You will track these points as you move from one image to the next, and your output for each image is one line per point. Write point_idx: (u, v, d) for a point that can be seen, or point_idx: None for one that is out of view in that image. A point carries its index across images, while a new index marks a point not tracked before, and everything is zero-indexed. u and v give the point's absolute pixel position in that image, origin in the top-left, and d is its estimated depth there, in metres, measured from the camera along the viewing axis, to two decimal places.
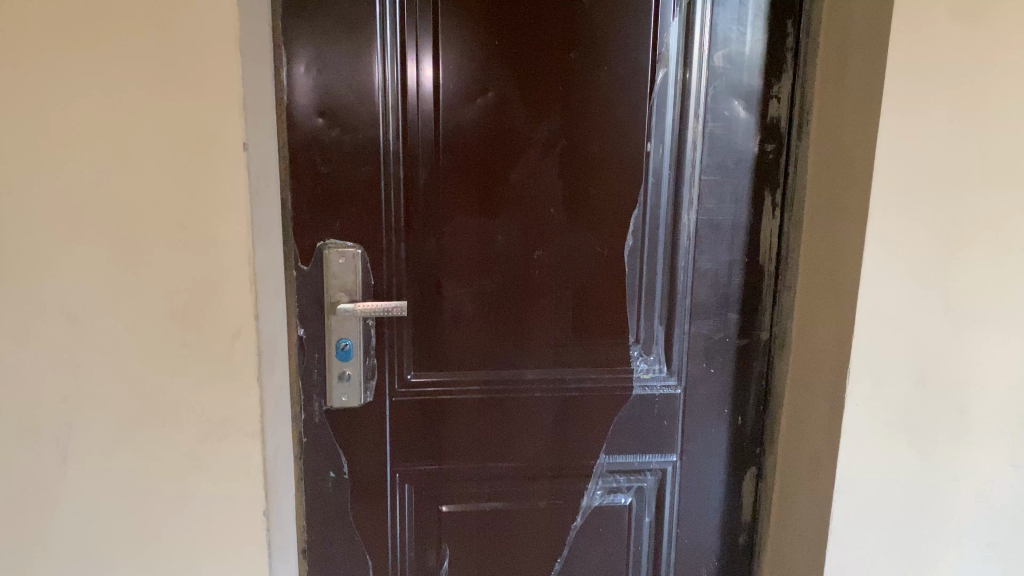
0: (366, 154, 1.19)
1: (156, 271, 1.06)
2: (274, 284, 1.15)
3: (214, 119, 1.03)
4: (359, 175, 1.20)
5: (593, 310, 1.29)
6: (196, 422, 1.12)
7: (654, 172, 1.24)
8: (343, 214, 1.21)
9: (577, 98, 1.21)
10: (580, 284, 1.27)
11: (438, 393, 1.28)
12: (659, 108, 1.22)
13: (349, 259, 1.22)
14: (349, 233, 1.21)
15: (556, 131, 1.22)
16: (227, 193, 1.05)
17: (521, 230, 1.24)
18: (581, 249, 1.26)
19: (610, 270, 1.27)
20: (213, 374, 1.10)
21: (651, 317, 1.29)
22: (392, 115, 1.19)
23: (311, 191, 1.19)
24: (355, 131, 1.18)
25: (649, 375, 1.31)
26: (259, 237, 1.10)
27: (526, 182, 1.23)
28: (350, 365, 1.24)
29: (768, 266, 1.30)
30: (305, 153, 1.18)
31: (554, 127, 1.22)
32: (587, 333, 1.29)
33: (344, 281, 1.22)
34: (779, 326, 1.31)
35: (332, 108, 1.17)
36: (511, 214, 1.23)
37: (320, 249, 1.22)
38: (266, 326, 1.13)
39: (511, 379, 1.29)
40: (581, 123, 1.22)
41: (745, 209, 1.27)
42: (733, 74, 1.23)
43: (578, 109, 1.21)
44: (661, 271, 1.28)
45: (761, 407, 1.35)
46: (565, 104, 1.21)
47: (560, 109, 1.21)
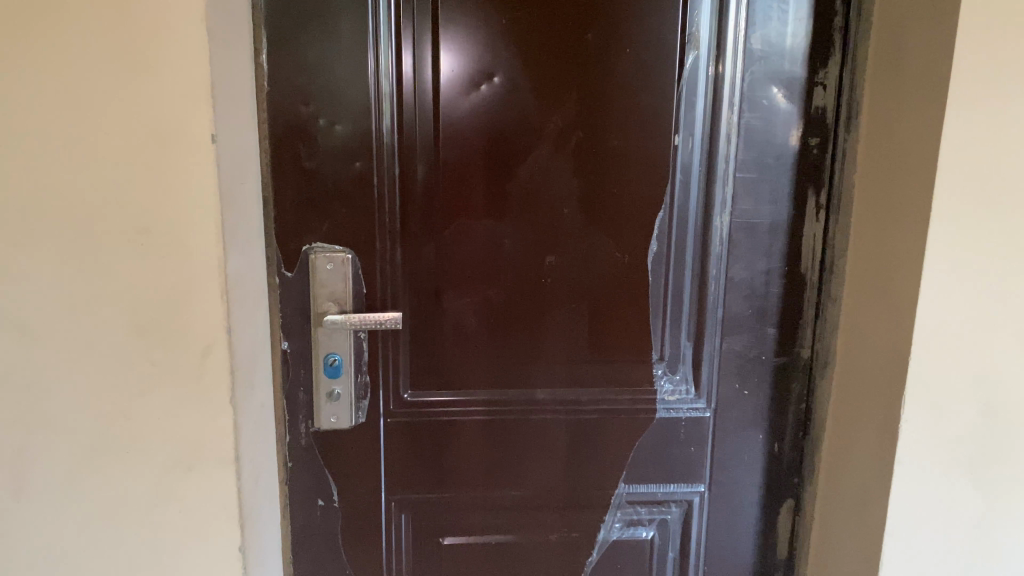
0: (356, 148, 1.06)
1: (116, 280, 0.94)
2: (252, 293, 1.03)
3: (177, 107, 0.90)
4: (350, 172, 1.07)
5: (611, 323, 1.15)
6: (162, 449, 0.99)
7: (682, 170, 1.10)
8: (332, 215, 1.08)
9: (596, 86, 1.07)
10: (598, 295, 1.14)
11: (438, 415, 1.15)
12: (688, 98, 1.08)
13: (338, 265, 1.09)
14: (338, 236, 1.09)
15: (571, 122, 1.08)
16: (194, 192, 0.92)
17: (532, 233, 1.11)
18: (598, 255, 1.12)
19: (631, 279, 1.13)
20: (182, 396, 0.98)
21: (677, 333, 1.15)
22: (387, 105, 1.06)
23: (296, 189, 1.07)
24: (345, 122, 1.05)
25: (675, 396, 1.17)
26: (233, 241, 0.97)
27: (537, 181, 1.09)
28: (339, 382, 1.12)
29: (811, 275, 1.15)
30: (289, 147, 1.06)
31: (569, 118, 1.08)
32: (604, 350, 1.16)
33: (333, 289, 1.10)
34: (822, 343, 1.17)
35: (319, 95, 1.04)
36: (520, 215, 1.10)
37: (306, 253, 1.09)
38: (243, 341, 1.01)
39: (519, 400, 1.16)
40: (599, 114, 1.08)
41: (785, 211, 1.13)
42: (773, 58, 1.08)
43: (596, 98, 1.08)
44: (689, 280, 1.14)
45: (800, 433, 1.21)
46: (582, 92, 1.07)
47: (576, 98, 1.07)
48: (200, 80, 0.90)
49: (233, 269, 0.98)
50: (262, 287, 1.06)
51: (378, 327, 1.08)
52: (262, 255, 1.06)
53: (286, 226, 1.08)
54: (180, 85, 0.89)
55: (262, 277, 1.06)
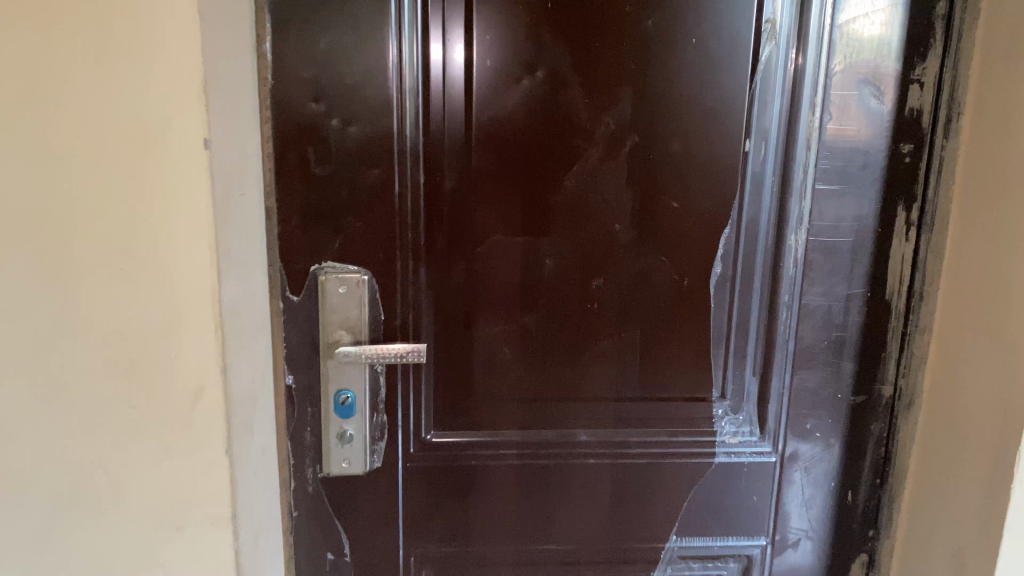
0: (375, 153, 0.91)
1: (91, 310, 0.79)
2: (251, 323, 0.88)
3: (163, 106, 0.75)
4: (367, 180, 0.91)
5: (666, 356, 1.00)
6: (146, 507, 0.84)
7: (753, 180, 0.95)
8: (346, 232, 0.93)
9: (656, 81, 0.92)
10: (652, 324, 0.99)
11: (466, 459, 1.00)
12: (763, 97, 0.93)
13: (352, 288, 0.94)
14: (353, 255, 0.94)
15: (624, 124, 0.93)
16: (184, 205, 0.77)
17: (577, 252, 0.96)
18: (653, 278, 0.97)
19: (690, 306, 0.98)
20: (169, 446, 0.83)
21: (741, 368, 1.00)
22: (412, 103, 0.90)
23: (304, 199, 0.92)
24: (362, 122, 0.90)
25: (737, 439, 1.03)
26: (229, 264, 0.82)
27: (585, 192, 0.94)
28: (352, 423, 0.97)
29: (897, 302, 1.00)
30: (297, 151, 0.90)
31: (622, 120, 0.92)
32: (657, 386, 1.01)
33: (346, 316, 0.95)
34: (906, 379, 1.02)
35: (332, 91, 0.89)
36: (564, 231, 0.95)
37: (315, 274, 0.94)
38: (241, 379, 0.86)
39: (559, 442, 1.01)
40: (658, 115, 0.93)
41: (869, 228, 0.97)
42: (862, 50, 0.92)
43: (655, 96, 0.92)
44: (756, 307, 0.99)
45: (877, 480, 1.06)
46: (638, 88, 0.92)
47: (631, 96, 0.92)
48: (191, 73, 0.74)
49: (230, 297, 0.82)
50: (263, 314, 0.91)
51: (398, 361, 0.93)
52: (264, 277, 0.91)
53: (293, 243, 0.93)
54: (168, 79, 0.74)
55: (264, 302, 0.91)
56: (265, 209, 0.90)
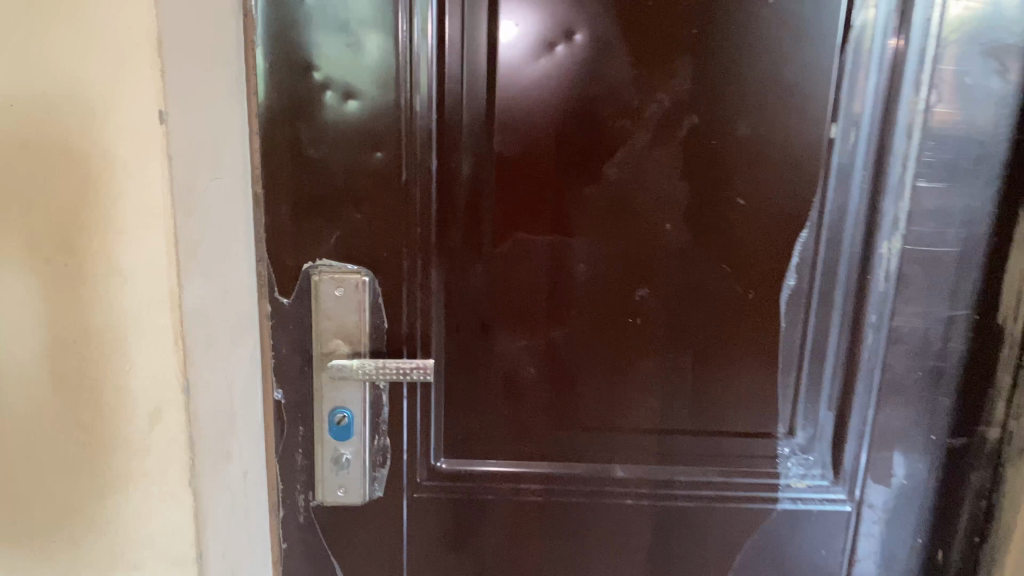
0: (380, 132, 0.76)
1: (30, 314, 0.66)
2: (227, 328, 0.75)
3: (110, 68, 0.61)
4: (370, 164, 0.77)
5: (722, 381, 0.83)
6: (98, 543, 0.72)
7: (837, 174, 0.78)
8: (344, 224, 0.79)
9: (721, 51, 0.75)
10: (707, 344, 0.82)
11: (481, 492, 0.86)
12: (856, 71, 0.75)
13: (350, 292, 0.80)
14: (353, 253, 0.80)
15: (680, 103, 0.76)
16: (135, 193, 0.64)
17: (618, 256, 0.80)
18: (709, 290, 0.81)
19: (752, 324, 0.82)
20: (123, 475, 0.70)
21: (813, 399, 0.84)
22: (424, 73, 0.75)
23: (296, 186, 0.78)
24: (365, 95, 0.75)
25: (806, 483, 0.86)
26: (195, 261, 0.69)
27: (630, 184, 0.78)
28: (349, 446, 0.83)
29: (1011, 327, 0.81)
30: (288, 129, 0.76)
31: (678, 97, 0.76)
32: (710, 416, 0.85)
33: (343, 323, 0.81)
34: (1018, 422, 0.82)
35: (330, 58, 0.74)
36: (602, 230, 0.79)
37: (308, 274, 0.80)
38: (212, 396, 0.73)
39: (592, 478, 0.86)
40: (723, 92, 0.76)
41: (982, 236, 0.79)
42: (986, 14, 0.74)
43: (720, 68, 0.75)
44: (835, 328, 0.82)
45: (975, 539, 0.87)
46: (699, 59, 0.75)
47: (690, 68, 0.75)
48: (143, 29, 0.60)
49: (194, 302, 0.69)
50: (245, 317, 0.78)
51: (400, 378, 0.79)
52: (246, 274, 0.78)
53: (283, 236, 0.79)
54: (116, 36, 0.61)
55: (247, 304, 0.78)
56: (248, 195, 0.77)
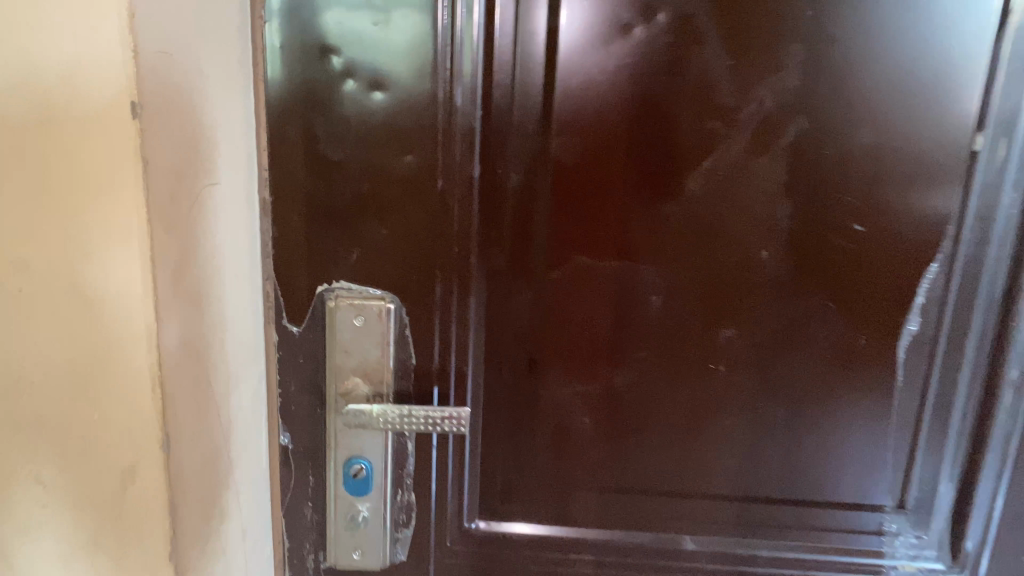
0: (412, 131, 0.62)
1: None
2: (225, 357, 0.62)
3: (70, 47, 0.47)
4: (398, 169, 0.63)
5: (820, 442, 0.69)
6: None
7: (978, 196, 0.62)
8: (366, 241, 0.65)
9: (841, 38, 0.60)
10: (803, 396, 0.67)
11: (522, 559, 0.73)
12: (1012, 67, 0.59)
13: (372, 322, 0.66)
14: (376, 276, 0.66)
15: (785, 102, 0.61)
16: (103, 200, 0.50)
17: (700, 288, 0.65)
18: (809, 332, 0.66)
19: (861, 374, 0.67)
20: (90, 544, 0.57)
21: (931, 467, 0.69)
22: (468, 59, 0.61)
23: (308, 193, 0.64)
24: (395, 86, 0.62)
25: (916, 566, 0.71)
26: (181, 290, 0.55)
27: (718, 201, 0.63)
28: (368, 502, 0.70)
29: None
30: (301, 124, 0.63)
31: (783, 95, 0.61)
32: (804, 483, 0.70)
33: (363, 358, 0.67)
34: None
35: (352, 39, 0.61)
36: (680, 256, 0.64)
37: (323, 298, 0.67)
38: (203, 447, 0.60)
39: (656, 548, 0.72)
40: (840, 89, 0.61)
41: None
42: None
43: (838, 59, 0.60)
44: (963, 384, 0.66)
45: None
46: (812, 48, 0.60)
47: (800, 58, 0.60)
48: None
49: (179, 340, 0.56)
50: (249, 342, 0.65)
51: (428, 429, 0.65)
52: (248, 297, 0.64)
53: (293, 253, 0.66)
54: (75, 4, 0.47)
55: (253, 327, 0.66)
56: (249, 201, 0.63)
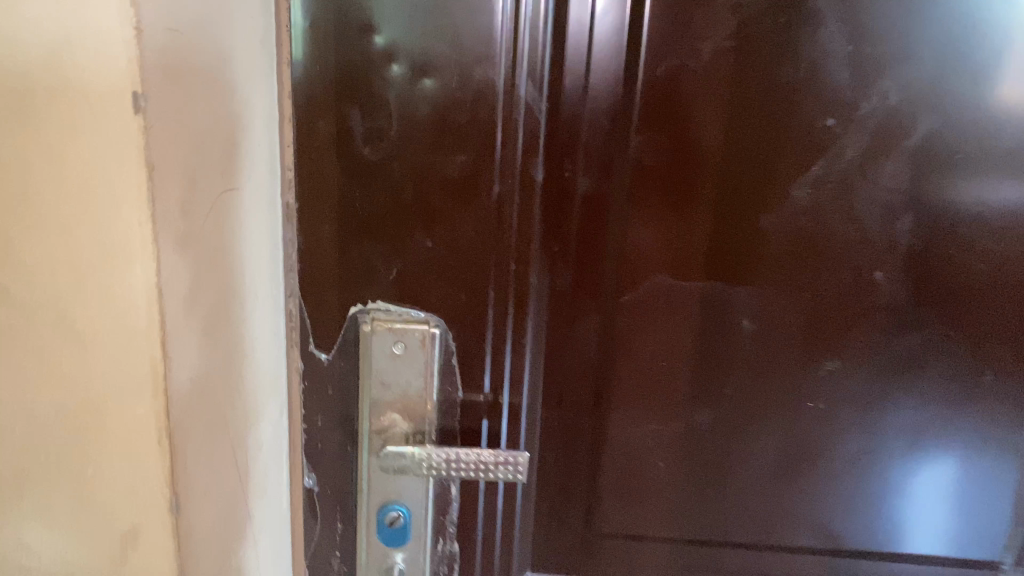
0: (465, 127, 0.52)
1: None
2: (243, 394, 0.52)
3: (54, 19, 0.37)
4: (449, 172, 0.53)
5: (929, 492, 0.59)
6: None
7: None
8: (407, 257, 0.55)
9: (988, 22, 0.49)
10: (912, 438, 0.58)
11: None
12: None
13: (414, 351, 0.56)
14: (419, 297, 0.56)
15: (915, 98, 0.51)
16: (102, 207, 0.40)
17: (800, 314, 0.56)
18: (924, 366, 0.56)
19: (978, 413, 0.57)
20: None
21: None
22: (534, 42, 0.51)
23: (339, 198, 0.54)
24: (444, 73, 0.51)
25: None
26: (196, 318, 0.45)
27: (828, 213, 0.53)
28: (404, 553, 0.59)
29: None
30: (334, 116, 0.52)
31: (911, 89, 0.51)
32: (904, 535, 0.60)
33: (402, 391, 0.57)
34: None
35: (395, 16, 0.50)
36: (779, 278, 0.55)
37: (355, 321, 0.57)
38: (219, 504, 0.50)
39: None
40: (982, 84, 0.51)
41: None
42: None
43: (981, 48, 0.50)
44: None
45: None
46: (952, 34, 0.50)
47: (936, 46, 0.50)
48: None
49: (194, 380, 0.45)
50: (269, 373, 0.55)
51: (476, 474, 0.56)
52: (271, 318, 0.55)
53: (321, 268, 0.56)
54: None
55: (274, 356, 0.56)
56: (272, 204, 0.53)
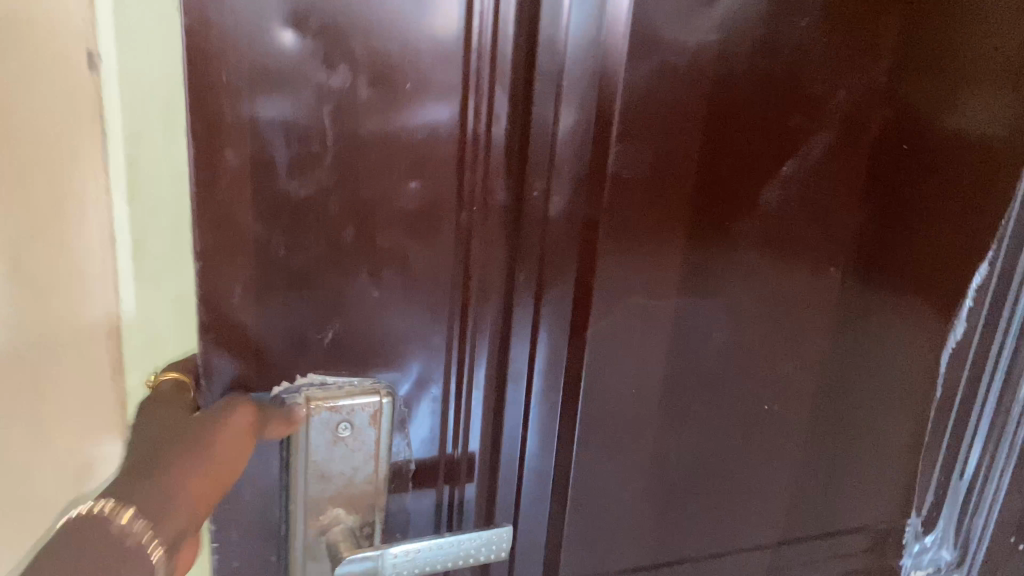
0: (421, 147, 0.42)
1: None
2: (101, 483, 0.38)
3: None
4: (401, 205, 0.43)
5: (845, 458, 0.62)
6: None
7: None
8: (350, 312, 0.43)
9: (928, 21, 0.51)
10: (842, 417, 0.60)
11: None
12: None
13: (362, 429, 0.45)
14: (364, 358, 0.45)
15: (863, 95, 0.51)
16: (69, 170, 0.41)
17: (763, 316, 0.54)
18: (878, 349, 0.59)
19: (913, 377, 0.61)
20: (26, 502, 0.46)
21: (962, 481, 0.66)
22: (497, 43, 0.41)
23: (258, 250, 0.41)
24: (395, 88, 0.40)
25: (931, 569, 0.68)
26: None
27: (795, 213, 0.52)
28: None
29: None
30: (249, 141, 0.39)
31: (859, 88, 0.50)
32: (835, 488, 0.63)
33: (346, 479, 0.45)
34: None
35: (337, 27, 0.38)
36: (746, 283, 0.52)
37: (281, 403, 0.44)
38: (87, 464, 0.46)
39: None
40: (918, 79, 0.52)
41: None
42: None
43: (920, 52, 0.51)
44: (992, 396, 0.63)
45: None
46: (903, 32, 0.50)
47: (890, 46, 0.50)
48: None
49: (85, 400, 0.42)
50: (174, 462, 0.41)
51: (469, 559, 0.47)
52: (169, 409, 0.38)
53: (235, 346, 0.42)
54: None
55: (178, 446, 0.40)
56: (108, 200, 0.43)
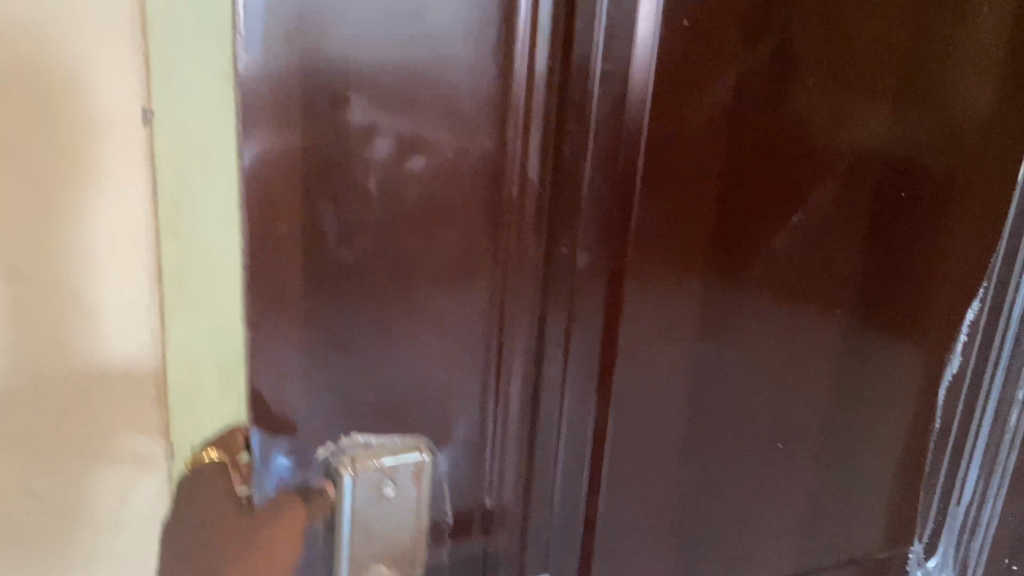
0: (458, 213, 0.44)
1: None
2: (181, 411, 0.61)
3: None
4: (438, 266, 0.44)
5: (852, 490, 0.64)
6: None
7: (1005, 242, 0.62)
8: (391, 372, 0.45)
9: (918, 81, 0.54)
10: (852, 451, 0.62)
11: None
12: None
13: (405, 487, 0.46)
14: (404, 416, 0.46)
15: (860, 149, 0.54)
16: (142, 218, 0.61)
17: (773, 359, 0.56)
18: (888, 377, 0.61)
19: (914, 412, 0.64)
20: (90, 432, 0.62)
21: (960, 505, 0.70)
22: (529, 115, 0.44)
23: (305, 314, 0.42)
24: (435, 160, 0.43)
25: None
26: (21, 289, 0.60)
27: (800, 260, 0.54)
28: None
29: None
30: (299, 212, 0.40)
31: (856, 143, 0.53)
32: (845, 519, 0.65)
33: (390, 539, 0.46)
34: None
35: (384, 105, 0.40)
36: (756, 328, 0.55)
37: (326, 464, 0.45)
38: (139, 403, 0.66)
39: None
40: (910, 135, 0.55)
41: None
42: None
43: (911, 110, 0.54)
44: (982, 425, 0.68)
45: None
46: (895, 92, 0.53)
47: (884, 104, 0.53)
48: None
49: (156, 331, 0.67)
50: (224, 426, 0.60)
51: None
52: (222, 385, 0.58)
53: (283, 409, 0.43)
54: None
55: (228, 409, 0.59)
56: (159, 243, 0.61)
